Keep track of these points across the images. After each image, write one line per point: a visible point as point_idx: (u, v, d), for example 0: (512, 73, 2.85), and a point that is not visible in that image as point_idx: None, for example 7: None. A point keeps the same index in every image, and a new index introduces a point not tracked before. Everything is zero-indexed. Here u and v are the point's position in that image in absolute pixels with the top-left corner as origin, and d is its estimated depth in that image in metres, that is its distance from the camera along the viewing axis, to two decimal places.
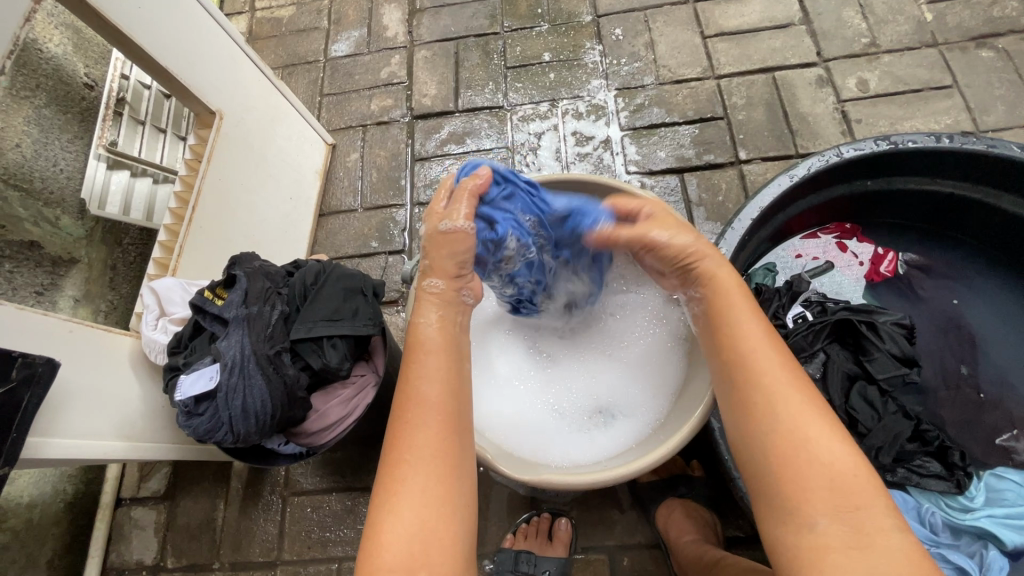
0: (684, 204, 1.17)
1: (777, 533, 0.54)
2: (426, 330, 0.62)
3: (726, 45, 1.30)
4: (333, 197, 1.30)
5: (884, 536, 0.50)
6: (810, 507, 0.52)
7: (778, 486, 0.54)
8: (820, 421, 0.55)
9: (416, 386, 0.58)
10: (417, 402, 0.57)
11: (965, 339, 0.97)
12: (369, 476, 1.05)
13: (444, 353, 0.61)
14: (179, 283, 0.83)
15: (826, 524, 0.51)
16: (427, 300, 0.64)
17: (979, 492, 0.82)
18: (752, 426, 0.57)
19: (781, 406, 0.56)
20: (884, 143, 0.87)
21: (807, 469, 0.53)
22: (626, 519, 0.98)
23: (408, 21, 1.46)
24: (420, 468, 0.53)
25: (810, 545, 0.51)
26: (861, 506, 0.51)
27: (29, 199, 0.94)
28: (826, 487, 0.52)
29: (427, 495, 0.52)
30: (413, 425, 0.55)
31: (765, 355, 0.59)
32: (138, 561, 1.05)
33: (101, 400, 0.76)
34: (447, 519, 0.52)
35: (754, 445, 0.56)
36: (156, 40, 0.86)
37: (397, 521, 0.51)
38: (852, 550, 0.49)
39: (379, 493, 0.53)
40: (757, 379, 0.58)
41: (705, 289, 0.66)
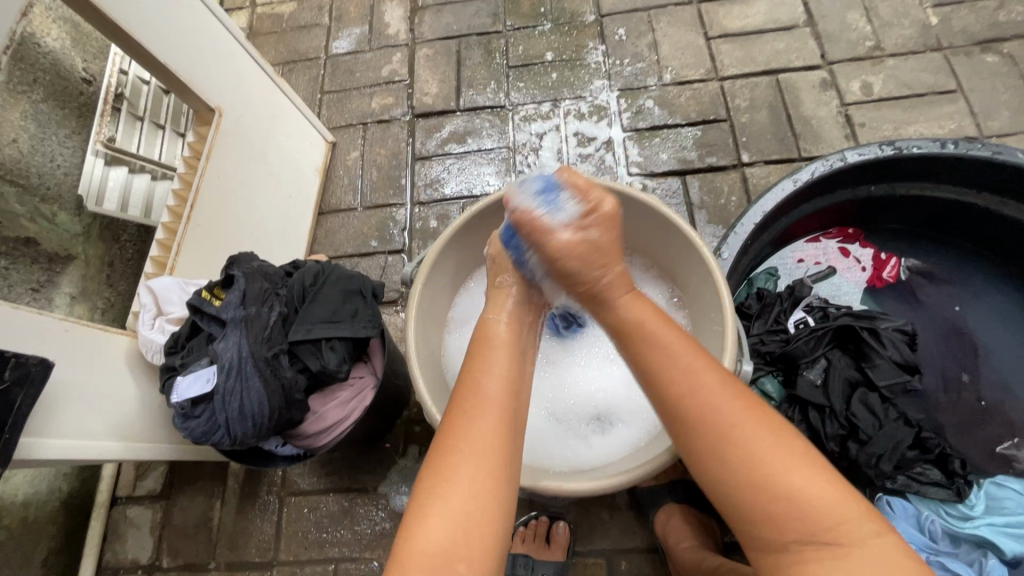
0: (686, 206, 1.16)
1: (760, 553, 0.54)
2: (499, 326, 0.65)
3: (729, 47, 1.29)
4: (332, 196, 1.29)
5: (862, 545, 0.49)
6: (784, 531, 0.51)
7: (751, 517, 0.53)
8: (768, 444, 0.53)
9: (477, 378, 0.59)
10: (478, 393, 0.57)
11: (967, 346, 0.97)
12: (366, 478, 1.04)
13: (506, 348, 0.63)
14: (178, 282, 0.83)
15: (800, 543, 0.51)
16: (502, 298, 0.69)
17: (979, 500, 0.81)
18: (706, 463, 0.55)
19: (729, 441, 0.54)
20: (889, 148, 0.87)
21: (774, 498, 0.51)
22: (625, 523, 0.97)
23: (410, 18, 1.45)
24: (481, 455, 0.53)
25: (792, 563, 0.51)
26: (840, 521, 0.50)
27: (25, 195, 0.93)
28: (795, 512, 0.51)
29: (479, 483, 0.52)
30: (474, 414, 0.55)
31: (703, 384, 0.57)
32: (133, 560, 1.04)
33: (98, 399, 0.75)
34: (491, 512, 0.51)
35: (715, 480, 0.55)
36: (154, 34, 0.85)
37: (445, 506, 0.51)
38: (834, 564, 0.49)
39: (429, 476, 0.53)
40: (700, 416, 0.56)
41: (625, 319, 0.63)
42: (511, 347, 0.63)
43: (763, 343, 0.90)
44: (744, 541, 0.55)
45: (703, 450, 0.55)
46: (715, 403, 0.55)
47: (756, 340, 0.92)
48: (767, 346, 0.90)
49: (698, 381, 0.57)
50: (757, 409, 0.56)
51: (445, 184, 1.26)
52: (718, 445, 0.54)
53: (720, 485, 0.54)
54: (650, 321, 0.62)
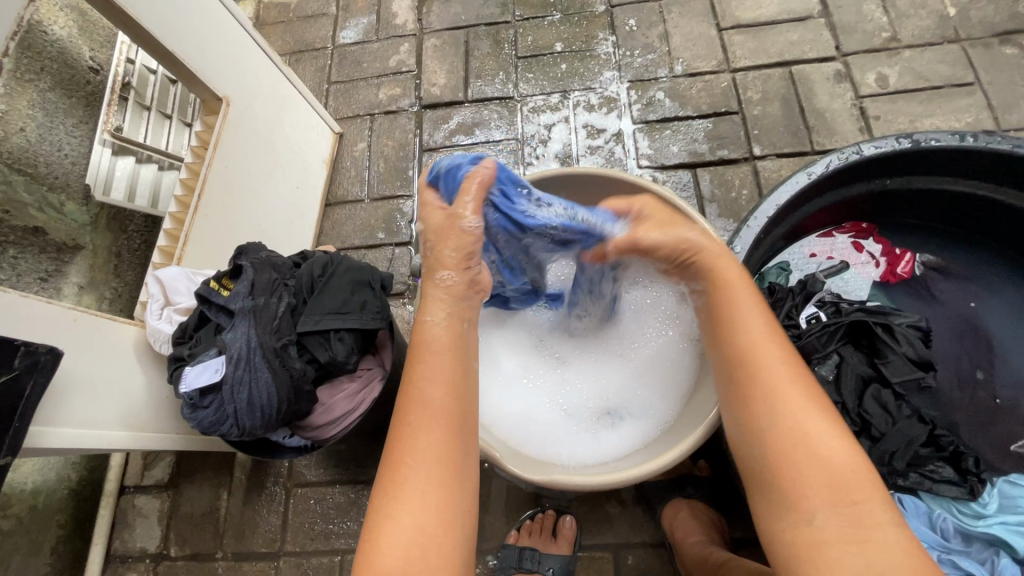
0: (696, 200, 1.15)
1: (775, 525, 0.52)
2: (433, 328, 0.59)
3: (742, 38, 1.27)
4: (339, 187, 1.29)
5: (881, 528, 0.48)
6: (808, 499, 0.51)
7: (778, 479, 0.53)
8: (818, 409, 0.54)
9: (418, 388, 0.56)
10: (420, 403, 0.55)
11: (981, 342, 0.96)
12: (373, 469, 1.04)
13: (447, 350, 0.58)
14: (184, 272, 0.82)
15: (823, 516, 0.50)
16: (434, 293, 0.61)
17: (993, 499, 0.80)
18: (752, 416, 0.56)
19: (783, 398, 0.55)
20: (906, 141, 0.85)
21: (808, 462, 0.52)
22: (633, 517, 0.97)
23: (418, 8, 1.43)
24: (427, 473, 0.52)
25: (805, 541, 0.50)
26: (862, 500, 0.50)
27: (34, 184, 0.93)
28: (825, 480, 0.51)
29: (428, 503, 0.51)
30: (417, 428, 0.54)
31: (766, 344, 0.58)
32: (141, 549, 1.05)
33: (106, 389, 0.75)
34: (446, 528, 0.51)
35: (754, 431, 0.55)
36: (160, 22, 0.84)
37: (395, 525, 0.50)
38: (851, 544, 0.48)
39: (380, 493, 0.52)
40: (760, 368, 0.57)
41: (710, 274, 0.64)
42: (451, 350, 0.58)
43: None
44: (760, 510, 0.55)
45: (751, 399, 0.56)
46: (776, 362, 0.57)
47: None
48: None
49: (761, 341, 0.58)
50: (810, 380, 0.57)
51: None
52: (769, 398, 0.55)
53: (756, 443, 0.55)
54: (737, 277, 0.63)
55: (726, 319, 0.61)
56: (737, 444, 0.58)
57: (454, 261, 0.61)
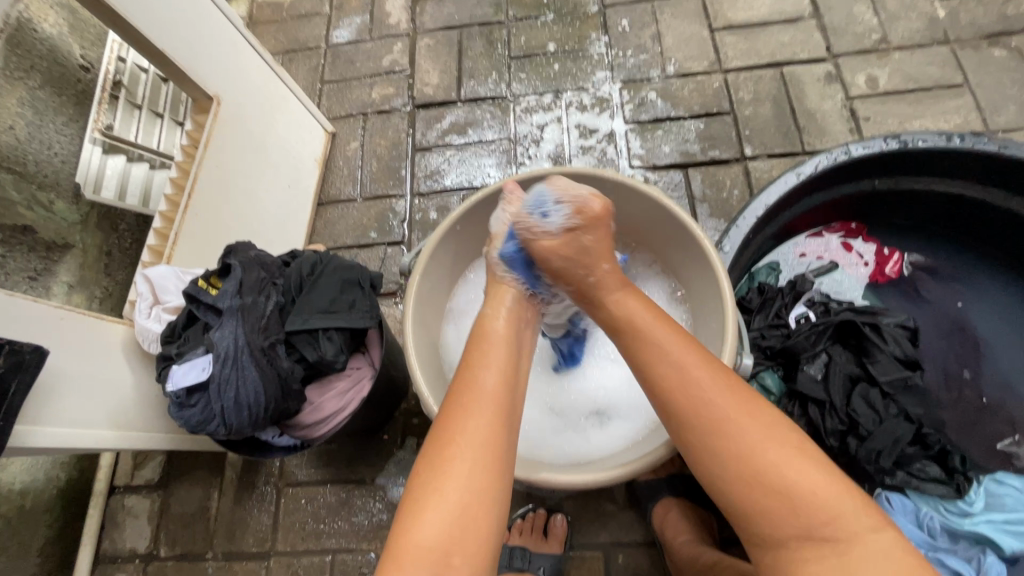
0: (688, 200, 1.16)
1: (761, 552, 0.54)
2: (498, 322, 0.64)
3: (734, 39, 1.28)
4: (332, 186, 1.29)
5: (859, 542, 0.50)
6: (782, 533, 0.52)
7: (752, 519, 0.53)
8: (762, 438, 0.53)
9: (475, 373, 0.58)
10: (476, 387, 0.56)
11: (969, 342, 0.96)
12: (364, 469, 1.04)
13: (505, 343, 0.62)
14: (173, 271, 0.82)
15: (796, 543, 0.51)
16: (498, 293, 0.67)
17: (979, 496, 0.81)
18: (704, 461, 0.55)
19: (729, 439, 0.53)
20: (894, 142, 0.86)
21: (775, 499, 0.51)
22: (624, 516, 0.97)
23: (411, 8, 1.43)
24: (475, 452, 0.52)
25: (792, 569, 0.51)
26: (836, 516, 0.50)
27: (22, 182, 0.93)
28: (793, 512, 0.51)
29: (472, 479, 0.51)
30: (470, 409, 0.55)
31: (694, 377, 0.56)
32: (131, 549, 1.04)
33: (94, 387, 0.75)
34: (487, 503, 0.51)
35: (712, 479, 0.55)
36: (152, 20, 0.84)
37: (441, 501, 0.50)
38: (830, 560, 0.50)
39: (427, 466, 0.52)
40: (694, 408, 0.55)
41: (623, 317, 0.62)
42: (507, 344, 0.62)
43: (764, 337, 0.90)
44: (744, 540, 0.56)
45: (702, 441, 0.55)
46: (709, 403, 0.55)
47: (756, 334, 0.91)
48: (768, 340, 0.90)
49: (689, 375, 0.56)
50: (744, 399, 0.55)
51: (445, 176, 1.25)
52: (716, 446, 0.54)
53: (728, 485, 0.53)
54: (647, 326, 0.60)
55: (647, 369, 0.58)
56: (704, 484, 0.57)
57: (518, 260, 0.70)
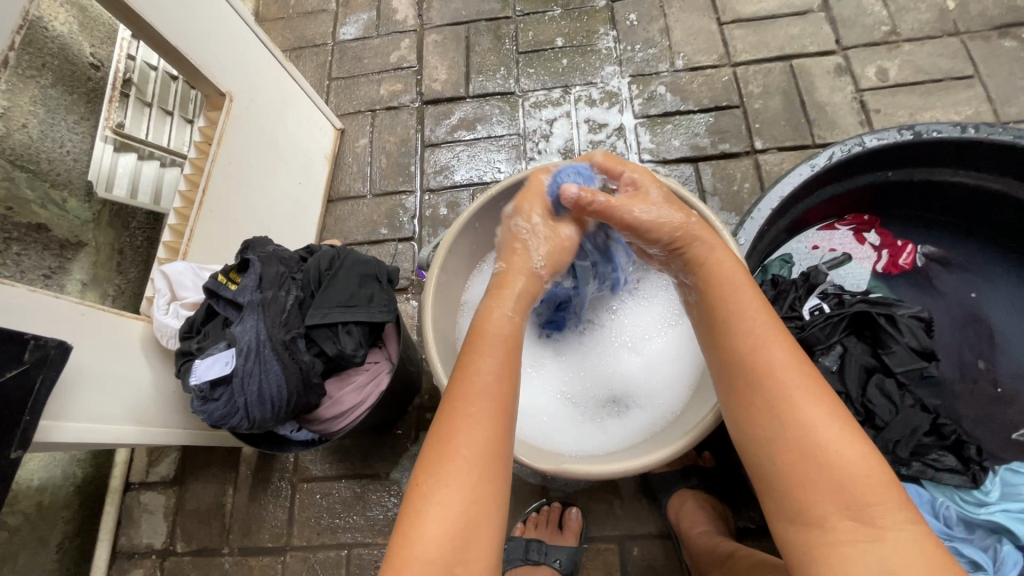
0: (698, 193, 1.16)
1: (787, 528, 0.53)
2: (497, 321, 0.62)
3: (742, 32, 1.28)
4: (342, 183, 1.29)
5: (895, 529, 0.49)
6: (824, 504, 0.51)
7: (790, 482, 0.53)
8: (827, 412, 0.54)
9: (463, 381, 0.57)
10: (469, 393, 0.55)
11: (982, 333, 0.96)
12: (378, 464, 1.05)
13: (499, 347, 0.59)
14: (191, 267, 0.83)
15: (836, 519, 0.51)
16: (507, 290, 0.65)
17: (995, 486, 0.81)
18: (759, 419, 0.56)
19: (795, 403, 0.54)
20: (908, 132, 0.86)
21: (823, 467, 0.52)
22: (639, 508, 0.98)
23: (418, 4, 1.43)
24: (467, 467, 0.52)
25: (821, 543, 0.51)
26: (876, 501, 0.50)
27: (36, 181, 0.93)
28: (836, 486, 0.51)
29: (462, 491, 0.51)
30: (460, 421, 0.54)
31: (772, 346, 0.58)
32: (147, 545, 1.05)
33: (113, 384, 0.75)
34: (478, 519, 0.51)
35: (766, 441, 0.55)
36: (166, 17, 0.84)
37: (432, 517, 0.50)
38: (864, 543, 0.49)
39: (421, 484, 0.51)
40: (773, 373, 0.56)
41: (708, 276, 0.64)
42: (506, 343, 0.60)
43: None
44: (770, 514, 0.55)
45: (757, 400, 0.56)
46: (784, 367, 0.56)
47: None
48: None
49: (768, 343, 0.58)
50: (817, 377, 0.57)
51: (455, 171, 1.26)
52: (777, 405, 0.55)
53: (767, 450, 0.55)
54: (738, 283, 0.63)
55: (728, 329, 0.60)
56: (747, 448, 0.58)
57: (531, 263, 0.67)
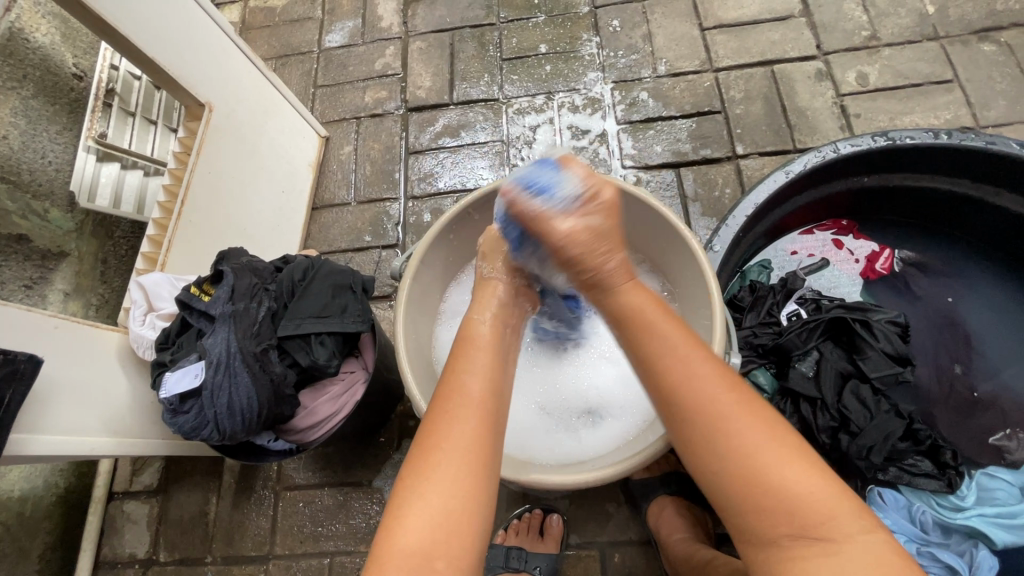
0: (680, 199, 1.16)
1: (750, 549, 0.52)
2: (480, 329, 0.64)
3: (724, 38, 1.28)
4: (326, 190, 1.29)
5: (852, 542, 0.49)
6: (776, 530, 0.51)
7: (738, 510, 0.52)
8: (761, 437, 0.53)
9: (460, 380, 0.58)
10: (462, 393, 0.57)
11: (959, 337, 0.97)
12: (360, 471, 1.05)
13: (490, 351, 0.62)
14: (167, 278, 0.83)
15: (789, 540, 0.50)
16: (483, 300, 0.68)
17: (970, 491, 0.81)
18: (696, 455, 0.55)
19: (724, 433, 0.53)
20: (882, 139, 0.87)
21: (763, 493, 0.51)
22: (619, 515, 0.98)
23: (402, 11, 1.44)
24: (462, 462, 0.52)
25: (780, 563, 0.50)
26: (826, 519, 0.49)
27: (17, 192, 0.93)
28: (783, 510, 0.50)
29: (454, 487, 0.51)
30: (453, 417, 0.55)
31: (695, 375, 0.56)
32: (130, 554, 1.05)
33: (89, 396, 0.75)
34: (466, 515, 0.51)
35: (706, 475, 0.54)
36: (145, 30, 0.84)
37: (424, 510, 0.50)
38: (821, 559, 0.48)
39: (412, 475, 0.52)
40: (695, 406, 0.55)
41: (625, 309, 0.62)
42: (493, 347, 0.63)
43: (756, 335, 0.91)
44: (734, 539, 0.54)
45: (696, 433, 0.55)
46: (707, 397, 0.55)
47: (749, 332, 0.92)
48: (760, 338, 0.90)
49: (689, 373, 0.56)
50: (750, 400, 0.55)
51: (439, 178, 1.26)
52: (716, 438, 0.53)
53: (715, 480, 0.54)
54: (654, 314, 0.60)
55: (647, 364, 0.59)
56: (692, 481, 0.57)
57: (500, 266, 0.72)
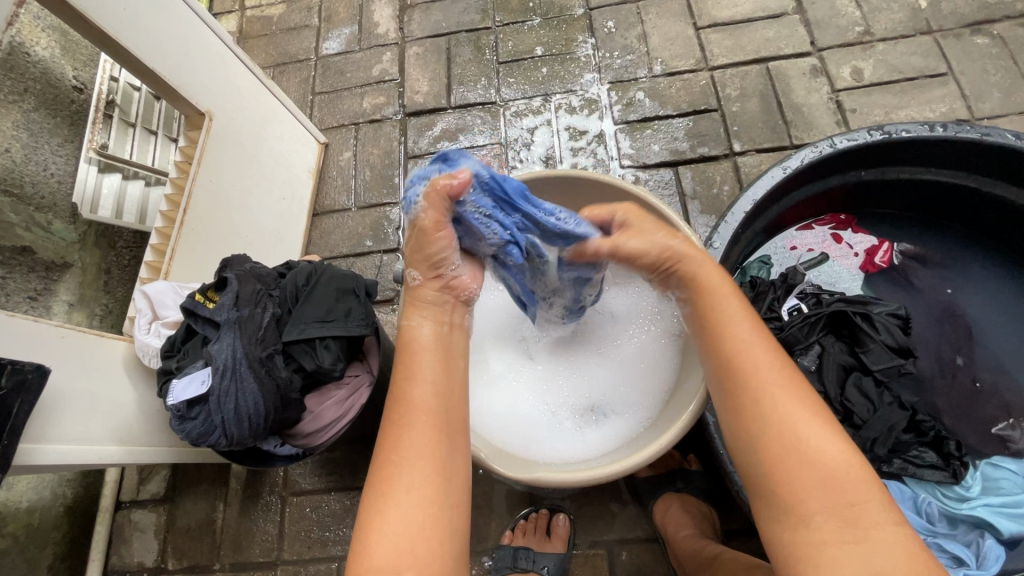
0: (679, 197, 1.16)
1: (774, 526, 0.53)
2: (421, 336, 0.60)
3: (719, 36, 1.29)
4: (326, 197, 1.30)
5: (879, 529, 0.49)
6: (807, 503, 0.51)
7: (775, 481, 0.53)
8: (812, 413, 0.54)
9: (403, 388, 0.57)
10: (406, 404, 0.55)
11: (961, 329, 0.97)
12: (367, 476, 1.05)
13: (434, 351, 0.60)
14: (172, 286, 0.83)
15: (821, 519, 0.50)
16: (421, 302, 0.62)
17: (976, 481, 0.82)
18: (745, 424, 0.56)
19: (776, 402, 0.55)
20: (877, 133, 0.87)
21: (806, 468, 0.52)
22: (626, 513, 0.98)
23: (399, 17, 1.45)
24: (416, 471, 0.52)
25: (805, 542, 0.51)
26: (859, 501, 0.50)
27: (20, 204, 0.93)
28: (821, 486, 0.51)
29: (419, 497, 0.52)
30: (406, 426, 0.55)
31: (755, 347, 0.58)
32: (138, 563, 1.05)
33: (96, 405, 0.76)
34: (438, 520, 0.51)
35: (745, 446, 0.56)
36: (144, 42, 0.85)
37: (387, 520, 0.51)
38: (848, 543, 0.49)
39: (373, 490, 0.52)
40: (753, 376, 0.57)
41: (694, 281, 0.64)
42: (433, 353, 0.59)
43: None
44: (757, 513, 0.55)
45: (743, 402, 0.57)
46: (764, 367, 0.57)
47: None
48: None
49: (749, 344, 0.58)
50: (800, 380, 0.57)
51: None
52: (765, 411, 0.55)
53: (751, 452, 0.55)
54: (719, 286, 0.63)
55: (710, 333, 0.61)
56: (734, 450, 0.58)
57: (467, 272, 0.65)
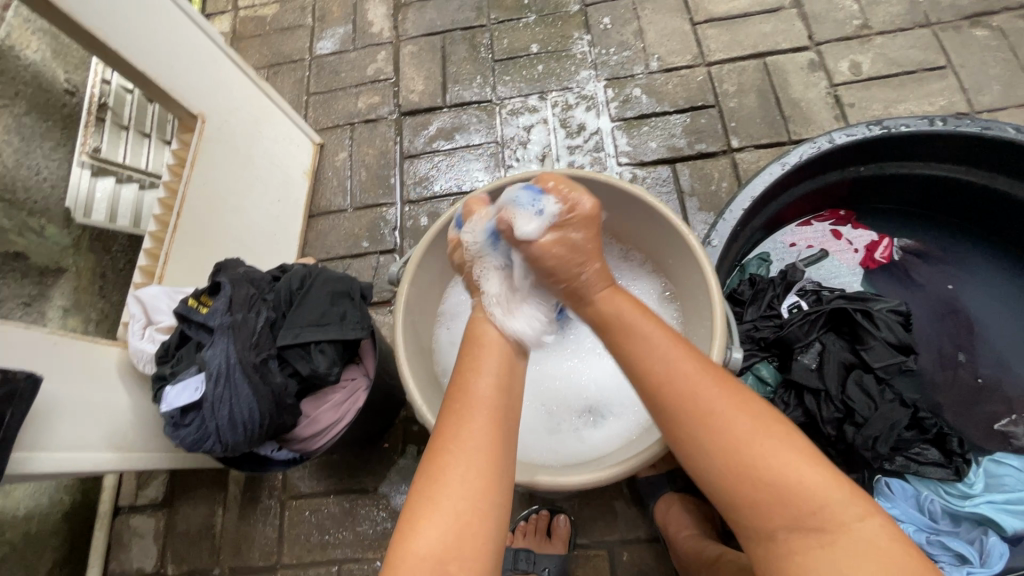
0: (677, 195, 1.16)
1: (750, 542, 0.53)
2: (490, 331, 0.64)
3: (715, 31, 1.28)
4: (322, 198, 1.29)
5: (847, 531, 0.49)
6: (771, 520, 0.51)
7: (735, 503, 0.52)
8: (757, 429, 0.53)
9: (467, 381, 0.58)
10: (469, 397, 0.57)
11: (962, 324, 0.96)
12: (366, 478, 1.04)
13: (499, 350, 0.62)
14: (164, 291, 0.83)
15: (786, 532, 0.50)
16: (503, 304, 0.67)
17: (979, 478, 0.81)
18: (693, 456, 0.55)
19: (716, 427, 0.53)
20: (876, 128, 0.87)
21: (758, 486, 0.51)
22: (627, 512, 0.97)
23: (393, 15, 1.43)
24: (468, 462, 0.52)
25: (777, 555, 0.51)
26: (823, 506, 0.50)
27: (13, 210, 0.92)
28: (780, 499, 0.50)
29: (469, 489, 0.51)
30: (463, 418, 0.55)
31: (684, 370, 0.56)
32: (138, 569, 1.05)
33: (90, 412, 0.75)
34: (484, 512, 0.51)
35: (699, 472, 0.54)
36: (135, 44, 0.84)
37: (438, 511, 0.50)
38: (818, 549, 0.49)
39: (421, 481, 0.52)
40: (690, 404, 0.55)
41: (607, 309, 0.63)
42: (501, 352, 0.62)
43: (758, 328, 0.90)
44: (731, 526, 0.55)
45: (687, 431, 0.55)
46: (700, 392, 0.55)
47: (750, 325, 0.92)
48: (762, 331, 0.90)
49: (678, 370, 0.56)
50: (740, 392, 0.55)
51: (434, 182, 1.26)
52: (707, 438, 0.53)
53: (705, 477, 0.54)
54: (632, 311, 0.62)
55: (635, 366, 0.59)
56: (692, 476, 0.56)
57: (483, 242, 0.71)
